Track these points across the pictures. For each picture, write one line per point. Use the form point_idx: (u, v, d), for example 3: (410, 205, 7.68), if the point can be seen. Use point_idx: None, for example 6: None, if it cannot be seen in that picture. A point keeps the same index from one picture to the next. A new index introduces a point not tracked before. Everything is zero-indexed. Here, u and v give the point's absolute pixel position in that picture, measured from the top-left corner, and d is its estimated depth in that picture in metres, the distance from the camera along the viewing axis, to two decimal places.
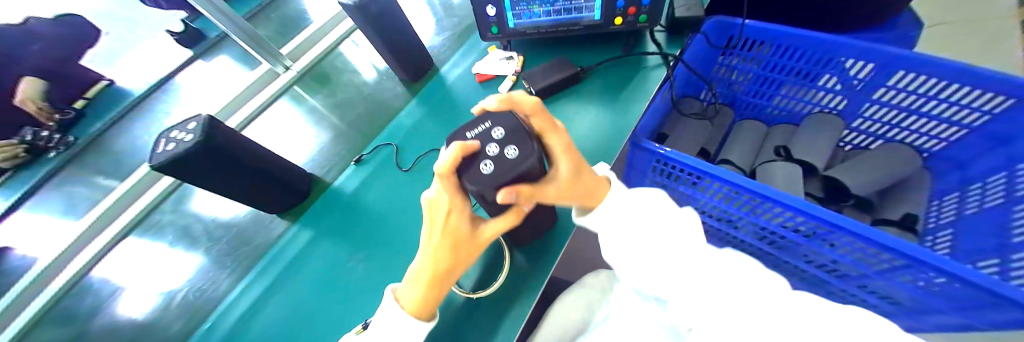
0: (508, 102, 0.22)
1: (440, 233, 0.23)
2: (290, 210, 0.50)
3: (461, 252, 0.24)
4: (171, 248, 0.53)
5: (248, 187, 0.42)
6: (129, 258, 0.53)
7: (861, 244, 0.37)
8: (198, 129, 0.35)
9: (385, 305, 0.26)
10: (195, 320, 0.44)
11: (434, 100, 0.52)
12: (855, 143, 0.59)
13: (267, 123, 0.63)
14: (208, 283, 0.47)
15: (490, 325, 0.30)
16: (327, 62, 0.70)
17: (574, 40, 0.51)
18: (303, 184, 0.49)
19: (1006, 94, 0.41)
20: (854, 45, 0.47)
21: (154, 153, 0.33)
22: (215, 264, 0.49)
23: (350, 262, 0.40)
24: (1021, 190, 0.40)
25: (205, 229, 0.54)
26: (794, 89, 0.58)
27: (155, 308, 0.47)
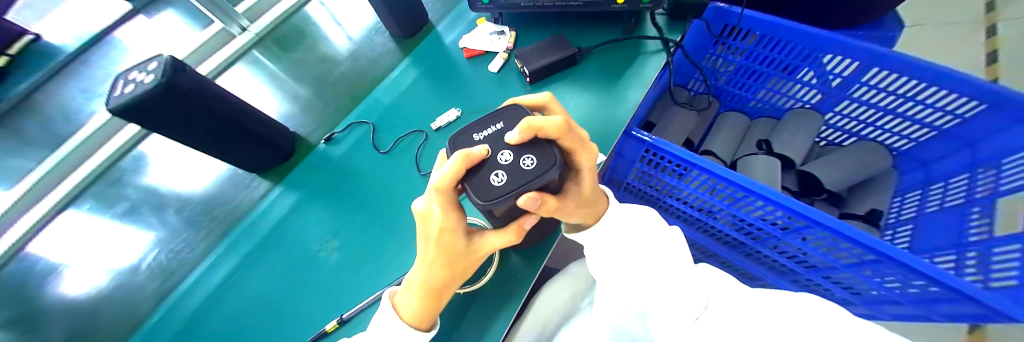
0: (531, 128, 0.17)
1: (435, 249, 0.21)
2: (272, 170, 0.46)
3: (458, 265, 0.22)
4: (119, 223, 0.46)
5: (227, 142, 0.38)
6: (67, 236, 0.46)
7: (834, 238, 0.38)
8: (160, 69, 0.29)
9: (383, 311, 0.25)
10: (142, 313, 0.39)
11: (415, 75, 0.47)
12: (831, 139, 0.61)
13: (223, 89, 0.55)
14: (161, 270, 0.41)
15: (479, 324, 0.29)
16: (291, 25, 0.62)
17: (571, 18, 0.47)
18: (286, 141, 0.44)
19: (977, 100, 0.42)
20: (840, 42, 0.47)
21: (112, 96, 0.28)
22: (163, 251, 0.43)
23: (323, 251, 0.35)
24: (980, 192, 0.43)
25: (154, 207, 0.47)
26: (779, 83, 0.58)
27: (94, 300, 0.41)
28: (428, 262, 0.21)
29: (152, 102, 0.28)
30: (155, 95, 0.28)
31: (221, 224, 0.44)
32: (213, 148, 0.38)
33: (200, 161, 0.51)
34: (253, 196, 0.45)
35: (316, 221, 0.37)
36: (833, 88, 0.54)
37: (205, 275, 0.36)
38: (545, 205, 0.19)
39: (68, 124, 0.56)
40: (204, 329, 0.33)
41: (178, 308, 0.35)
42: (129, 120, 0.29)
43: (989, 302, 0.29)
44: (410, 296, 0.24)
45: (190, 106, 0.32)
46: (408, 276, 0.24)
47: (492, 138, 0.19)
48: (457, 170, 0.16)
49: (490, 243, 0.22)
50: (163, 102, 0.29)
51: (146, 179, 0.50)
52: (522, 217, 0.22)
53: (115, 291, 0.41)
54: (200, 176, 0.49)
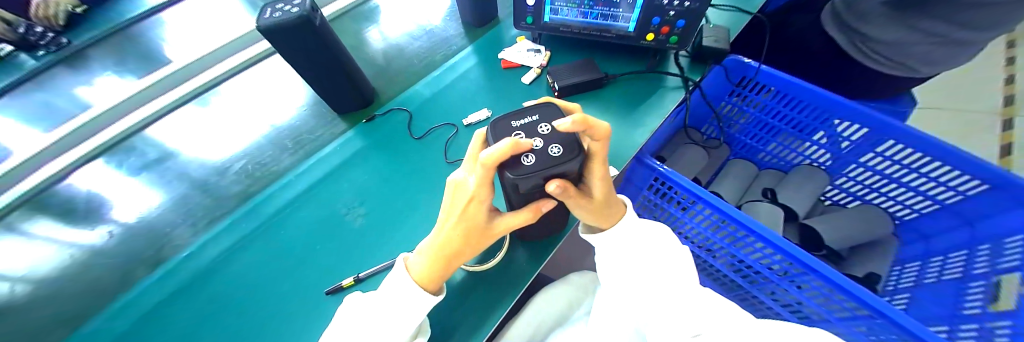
0: (582, 123, 0.19)
1: (458, 217, 0.24)
2: (354, 113, 0.53)
3: (472, 239, 0.25)
4: (133, 177, 0.49)
5: (325, 77, 0.44)
6: (92, 183, 0.49)
7: (828, 288, 0.39)
8: (303, 5, 0.35)
9: (395, 272, 0.27)
10: (154, 255, 0.40)
11: (450, 79, 0.51)
12: (836, 199, 0.63)
13: (262, 71, 0.63)
14: (182, 217, 0.44)
15: (479, 307, 0.30)
16: (361, 10, 0.68)
17: (603, 47, 0.52)
18: (366, 92, 0.50)
19: (982, 180, 0.43)
20: (851, 110, 0.49)
21: (261, 17, 0.34)
22: (187, 203, 0.45)
23: (350, 215, 0.38)
24: (979, 268, 0.43)
25: (187, 165, 0.50)
26: (789, 138, 0.61)
27: (113, 239, 0.43)
28: (447, 230, 0.24)
29: (294, 28, 0.34)
30: (298, 24, 0.34)
31: (244, 183, 0.46)
32: (311, 79, 0.44)
33: (240, 126, 0.55)
34: (287, 162, 0.48)
35: (345, 188, 0.41)
36: (842, 149, 0.56)
37: (234, 225, 0.40)
38: (561, 186, 0.21)
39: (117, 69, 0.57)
40: (224, 273, 0.36)
41: (204, 250, 0.38)
42: (268, 39, 0.35)
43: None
44: (421, 263, 0.26)
45: (316, 40, 0.38)
46: (422, 246, 0.26)
47: (527, 127, 0.22)
48: (506, 151, 0.19)
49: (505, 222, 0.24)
50: (301, 31, 0.35)
51: (171, 145, 0.53)
52: (540, 200, 0.24)
53: (140, 230, 0.43)
54: (228, 146, 0.52)
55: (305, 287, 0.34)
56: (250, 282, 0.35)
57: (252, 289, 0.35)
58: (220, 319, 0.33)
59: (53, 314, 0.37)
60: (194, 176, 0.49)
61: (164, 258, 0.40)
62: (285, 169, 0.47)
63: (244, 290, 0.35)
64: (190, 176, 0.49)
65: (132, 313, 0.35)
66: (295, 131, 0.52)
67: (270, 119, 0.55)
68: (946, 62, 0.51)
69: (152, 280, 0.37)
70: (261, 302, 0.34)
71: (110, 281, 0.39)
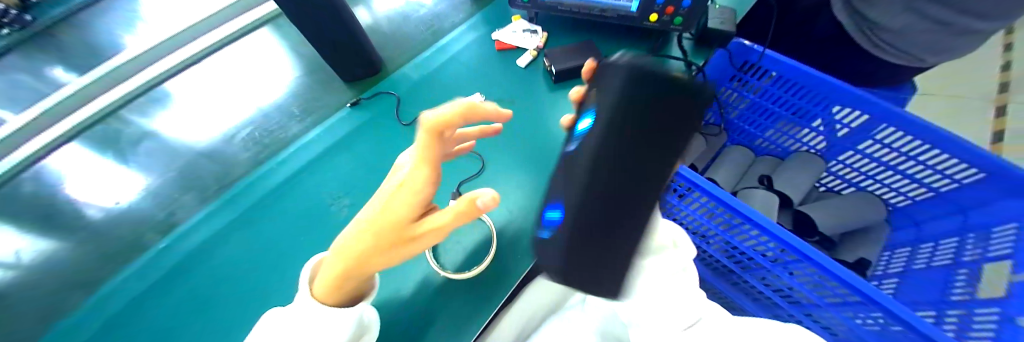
0: None
1: (378, 216, 0.25)
2: (360, 82, 0.52)
3: (390, 250, 0.25)
4: (105, 163, 0.46)
5: (336, 48, 0.44)
6: (64, 166, 0.46)
7: (822, 276, 0.38)
8: None
9: (304, 275, 0.27)
10: (121, 244, 0.38)
11: (441, 61, 0.49)
12: (830, 186, 0.62)
13: (239, 50, 0.59)
14: (152, 204, 0.42)
15: (465, 311, 0.30)
16: None
17: (603, 28, 0.49)
18: (376, 62, 0.50)
19: (979, 169, 0.43)
20: (852, 96, 0.48)
21: None
22: (159, 189, 0.43)
23: (335, 206, 0.38)
24: (968, 255, 0.44)
25: (158, 149, 0.48)
26: (788, 125, 0.59)
27: (78, 226, 0.40)
28: (362, 231, 0.24)
29: None
30: None
31: (220, 171, 0.44)
32: (320, 47, 0.44)
33: (219, 108, 0.52)
34: (265, 149, 0.45)
35: (327, 179, 0.40)
36: (839, 137, 0.55)
37: (210, 216, 0.38)
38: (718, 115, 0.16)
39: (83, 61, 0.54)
40: (202, 266, 0.35)
41: (179, 242, 0.37)
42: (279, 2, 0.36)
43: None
44: (329, 267, 0.25)
45: (326, 8, 0.38)
46: (336, 244, 0.25)
47: None
48: (454, 114, 0.23)
49: (433, 221, 0.25)
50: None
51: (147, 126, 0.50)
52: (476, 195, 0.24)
53: (105, 218, 0.41)
54: (207, 128, 0.50)
55: (287, 281, 0.33)
56: (226, 275, 0.34)
57: (231, 285, 0.34)
58: (198, 315, 0.32)
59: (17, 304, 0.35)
60: (167, 162, 0.46)
61: (134, 246, 0.38)
62: (277, 148, 0.45)
63: (223, 285, 0.34)
64: (161, 161, 0.46)
65: (99, 306, 0.34)
66: (275, 115, 0.49)
67: (249, 101, 0.52)
68: (949, 51, 0.49)
69: (123, 274, 0.35)
70: (241, 298, 0.33)
71: (74, 271, 0.37)
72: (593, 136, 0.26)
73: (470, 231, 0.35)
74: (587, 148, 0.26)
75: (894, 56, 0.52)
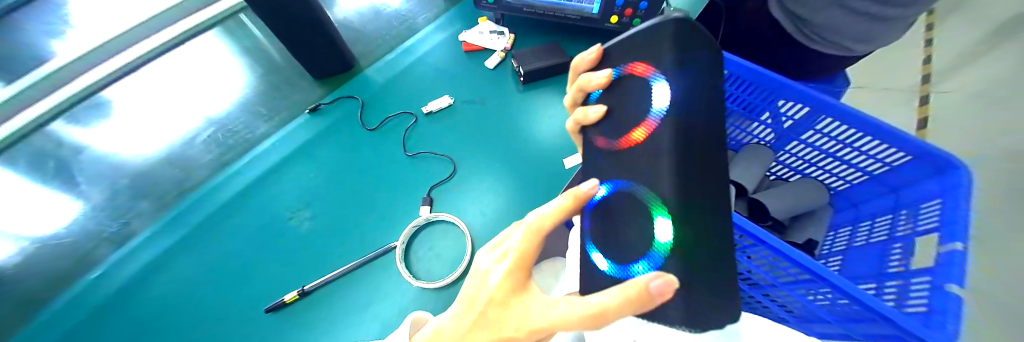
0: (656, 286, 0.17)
1: (490, 334, 0.23)
2: (332, 78, 0.50)
3: None
4: (28, 184, 0.44)
5: (302, 39, 0.43)
6: None
7: (776, 258, 0.39)
8: None
9: (399, 333, 0.26)
10: (57, 273, 0.37)
11: (403, 64, 0.48)
12: (779, 174, 0.67)
13: (185, 53, 0.57)
14: (87, 227, 0.40)
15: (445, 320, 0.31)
16: None
17: (568, 29, 0.50)
18: (346, 56, 0.48)
19: (906, 152, 0.48)
20: (793, 90, 0.51)
21: None
22: (95, 210, 0.41)
23: (295, 219, 0.37)
24: (900, 230, 0.48)
25: (94, 167, 0.45)
26: (741, 120, 0.64)
27: (12, 253, 0.39)
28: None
29: None
30: None
31: (164, 188, 0.42)
32: (286, 39, 0.43)
33: (161, 118, 0.49)
34: (214, 163, 0.43)
35: (287, 189, 0.39)
36: (786, 128, 0.59)
37: (157, 238, 0.37)
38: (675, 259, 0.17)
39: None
40: (158, 284, 0.35)
41: (126, 263, 0.36)
42: None
43: (905, 325, 0.29)
44: None
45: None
46: (435, 328, 0.25)
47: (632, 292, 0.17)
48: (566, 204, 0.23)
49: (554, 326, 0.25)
50: None
51: (78, 142, 0.48)
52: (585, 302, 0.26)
53: (39, 244, 0.39)
54: (148, 142, 0.47)
55: (250, 300, 0.33)
56: (178, 296, 0.34)
57: (190, 301, 0.34)
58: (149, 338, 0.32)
59: None
60: (104, 180, 0.44)
61: (71, 274, 0.36)
62: (228, 160, 0.43)
63: (182, 302, 0.34)
64: (98, 180, 0.44)
65: (39, 336, 0.33)
66: (228, 121, 0.47)
67: (200, 108, 0.49)
68: (878, 38, 0.52)
69: (72, 295, 0.35)
70: (201, 315, 0.33)
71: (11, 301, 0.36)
72: (662, 147, 0.19)
73: (448, 236, 0.36)
74: (664, 165, 0.19)
75: (827, 47, 0.55)
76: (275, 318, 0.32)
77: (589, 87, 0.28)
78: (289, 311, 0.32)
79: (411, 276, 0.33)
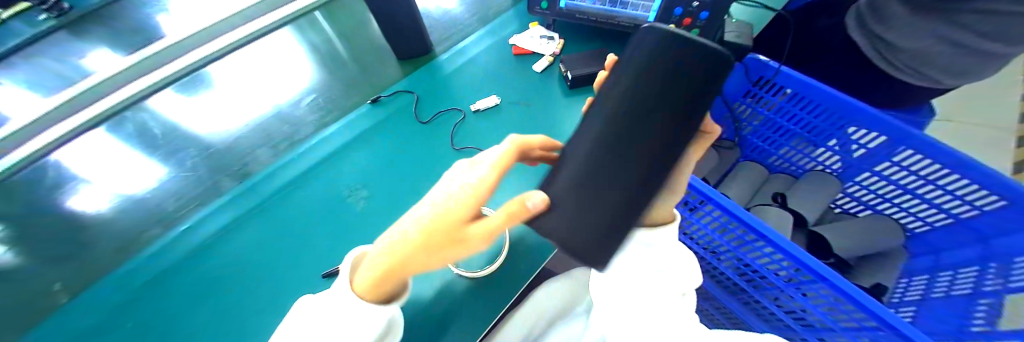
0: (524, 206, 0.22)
1: (428, 220, 0.24)
2: (412, 60, 0.54)
3: (436, 252, 0.24)
4: (122, 148, 0.50)
5: (397, 16, 0.46)
6: (87, 152, 0.50)
7: (837, 297, 0.33)
8: None
9: (348, 261, 0.27)
10: (136, 231, 0.40)
11: (455, 66, 0.50)
12: (845, 208, 0.59)
13: (261, 47, 0.63)
14: (166, 192, 0.44)
15: (478, 315, 0.32)
16: None
17: (622, 38, 0.50)
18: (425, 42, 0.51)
19: (1000, 195, 0.40)
20: (866, 113, 0.46)
21: None
22: (174, 178, 0.45)
23: (351, 198, 0.39)
24: (990, 285, 0.39)
25: (176, 139, 0.50)
26: (803, 144, 0.57)
27: (97, 209, 0.43)
28: (409, 234, 0.24)
29: None
30: None
31: (235, 164, 0.46)
32: (383, 17, 0.47)
33: (237, 102, 0.54)
34: (278, 145, 0.47)
35: (347, 171, 0.42)
36: (856, 158, 0.53)
37: (227, 207, 0.41)
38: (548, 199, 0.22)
39: (89, 48, 0.60)
40: (219, 249, 0.37)
41: (196, 228, 0.39)
42: None
43: None
44: (363, 275, 0.25)
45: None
46: (378, 242, 0.25)
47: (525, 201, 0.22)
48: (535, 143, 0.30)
49: (486, 225, 0.24)
50: None
51: (163, 114, 0.54)
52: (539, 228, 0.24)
53: (123, 203, 0.44)
54: (224, 122, 0.52)
55: (295, 274, 0.35)
56: (231, 263, 0.36)
57: (242, 268, 0.36)
58: (202, 300, 0.34)
59: (29, 280, 0.37)
60: (184, 151, 0.49)
61: (148, 234, 0.40)
62: (291, 145, 0.46)
63: (237, 268, 0.36)
64: (178, 151, 0.49)
65: (114, 284, 0.36)
66: (294, 111, 0.51)
67: (271, 94, 0.54)
68: (973, 75, 0.47)
69: (148, 252, 0.38)
70: (252, 285, 0.35)
71: (86, 252, 0.39)
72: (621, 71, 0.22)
73: None
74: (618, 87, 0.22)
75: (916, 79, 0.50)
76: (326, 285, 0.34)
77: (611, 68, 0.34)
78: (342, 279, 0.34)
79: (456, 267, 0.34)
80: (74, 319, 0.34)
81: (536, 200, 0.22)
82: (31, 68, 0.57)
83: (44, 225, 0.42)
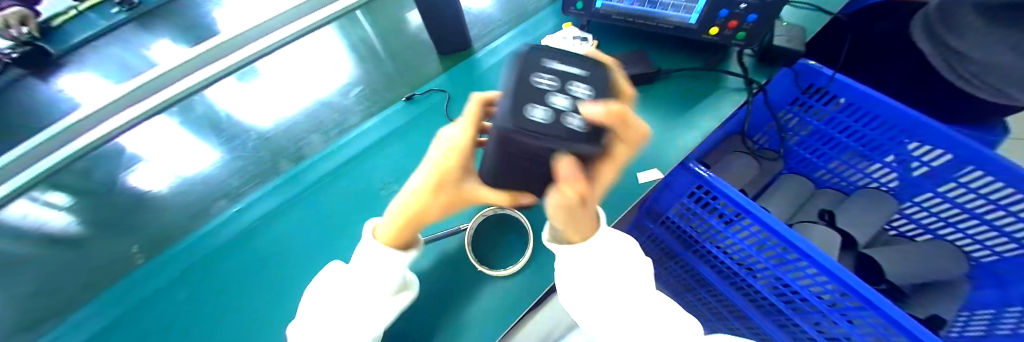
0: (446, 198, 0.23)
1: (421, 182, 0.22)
2: (446, 58, 0.54)
3: (441, 195, 0.22)
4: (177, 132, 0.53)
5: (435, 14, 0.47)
6: (148, 134, 0.54)
7: (889, 329, 0.30)
8: None
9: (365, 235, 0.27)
10: (185, 212, 0.43)
11: (488, 65, 0.50)
12: (902, 230, 0.53)
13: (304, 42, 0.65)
14: (214, 177, 0.47)
15: (495, 315, 0.30)
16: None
17: (659, 42, 0.49)
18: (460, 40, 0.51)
19: None
20: (929, 127, 0.41)
21: None
22: (222, 164, 0.48)
23: (385, 190, 0.41)
24: None
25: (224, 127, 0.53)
26: (855, 158, 0.52)
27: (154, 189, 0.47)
28: (418, 188, 0.22)
29: None
30: None
31: (276, 153, 0.48)
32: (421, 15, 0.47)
33: (281, 94, 0.57)
34: (316, 137, 0.49)
35: (381, 165, 0.43)
36: (916, 176, 0.47)
37: (267, 195, 0.43)
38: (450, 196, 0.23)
39: (152, 40, 0.56)
40: (259, 235, 0.39)
41: (237, 212, 0.42)
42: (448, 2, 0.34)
43: None
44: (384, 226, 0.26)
45: None
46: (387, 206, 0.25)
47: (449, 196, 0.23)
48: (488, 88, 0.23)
49: (483, 193, 0.23)
50: None
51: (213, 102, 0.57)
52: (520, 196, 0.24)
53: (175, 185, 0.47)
54: (268, 113, 0.54)
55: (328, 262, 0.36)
56: (269, 247, 0.38)
57: (279, 254, 0.38)
58: (241, 282, 0.36)
59: (95, 250, 0.41)
60: (231, 139, 0.52)
61: (196, 215, 0.43)
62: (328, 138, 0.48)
63: (274, 253, 0.38)
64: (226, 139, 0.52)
65: (164, 260, 0.39)
66: (333, 105, 0.53)
67: (310, 88, 0.56)
68: None
69: (195, 233, 0.41)
70: (288, 269, 0.37)
71: (141, 228, 0.42)
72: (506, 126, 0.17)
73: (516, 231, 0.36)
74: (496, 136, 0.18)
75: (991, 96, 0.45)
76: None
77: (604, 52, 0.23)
78: None
79: (479, 263, 0.33)
80: (131, 290, 0.37)
81: (523, 200, 0.24)
82: (101, 55, 0.54)
83: (107, 201, 0.46)
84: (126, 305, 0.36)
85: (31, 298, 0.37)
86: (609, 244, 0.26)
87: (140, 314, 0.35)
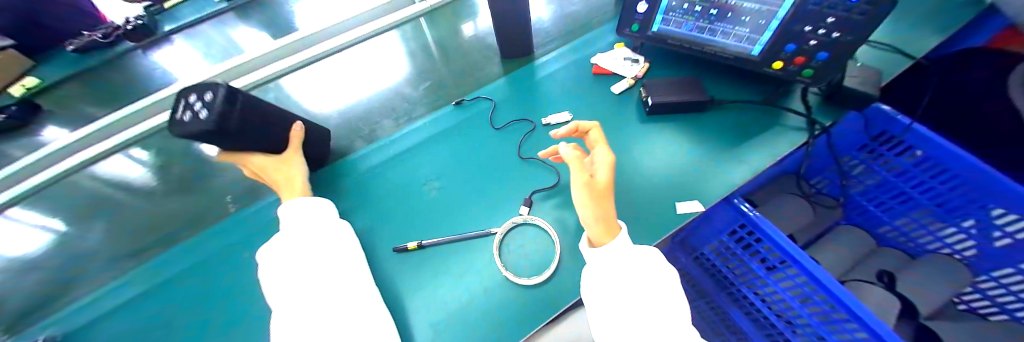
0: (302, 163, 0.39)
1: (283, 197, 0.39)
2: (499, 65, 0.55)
3: (298, 187, 0.39)
4: None
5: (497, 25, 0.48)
6: None
7: None
8: (216, 95, 0.29)
9: None
10: (241, 180, 0.47)
11: (535, 79, 0.50)
12: (973, 306, 0.45)
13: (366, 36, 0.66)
14: None
15: (518, 324, 0.30)
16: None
17: (717, 71, 0.47)
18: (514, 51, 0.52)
19: None
20: (1014, 191, 0.36)
21: (176, 121, 0.29)
22: None
23: (425, 186, 0.42)
24: None
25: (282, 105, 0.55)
26: (930, 219, 0.46)
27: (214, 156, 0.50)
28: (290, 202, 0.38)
29: (226, 112, 0.29)
30: (222, 115, 0.29)
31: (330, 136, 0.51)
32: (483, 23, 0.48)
33: (334, 77, 0.57)
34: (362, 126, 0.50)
35: (426, 161, 0.44)
36: (996, 247, 0.41)
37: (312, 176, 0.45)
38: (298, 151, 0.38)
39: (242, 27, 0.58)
40: None
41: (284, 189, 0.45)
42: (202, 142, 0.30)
43: None
44: None
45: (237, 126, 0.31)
46: None
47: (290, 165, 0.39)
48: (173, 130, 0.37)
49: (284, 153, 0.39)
50: (233, 111, 0.30)
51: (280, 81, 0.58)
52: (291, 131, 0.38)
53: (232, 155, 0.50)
54: (322, 95, 0.55)
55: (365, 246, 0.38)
56: None
57: None
58: None
59: (167, 205, 0.46)
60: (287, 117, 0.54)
61: (250, 185, 0.46)
62: (376, 128, 0.50)
63: None
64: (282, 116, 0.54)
65: (220, 223, 0.43)
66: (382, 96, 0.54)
67: (374, 74, 0.56)
68: None
69: (249, 203, 0.44)
70: None
71: (203, 191, 0.46)
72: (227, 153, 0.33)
73: (546, 243, 0.36)
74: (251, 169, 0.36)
75: None
76: (397, 261, 0.37)
77: (577, 129, 0.37)
78: (406, 259, 0.37)
79: (506, 269, 0.34)
80: (194, 246, 0.41)
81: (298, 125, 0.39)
82: (192, 35, 0.57)
83: (173, 160, 0.50)
84: (191, 259, 0.40)
85: (121, 239, 0.43)
86: (636, 262, 0.28)
87: (199, 267, 0.40)
